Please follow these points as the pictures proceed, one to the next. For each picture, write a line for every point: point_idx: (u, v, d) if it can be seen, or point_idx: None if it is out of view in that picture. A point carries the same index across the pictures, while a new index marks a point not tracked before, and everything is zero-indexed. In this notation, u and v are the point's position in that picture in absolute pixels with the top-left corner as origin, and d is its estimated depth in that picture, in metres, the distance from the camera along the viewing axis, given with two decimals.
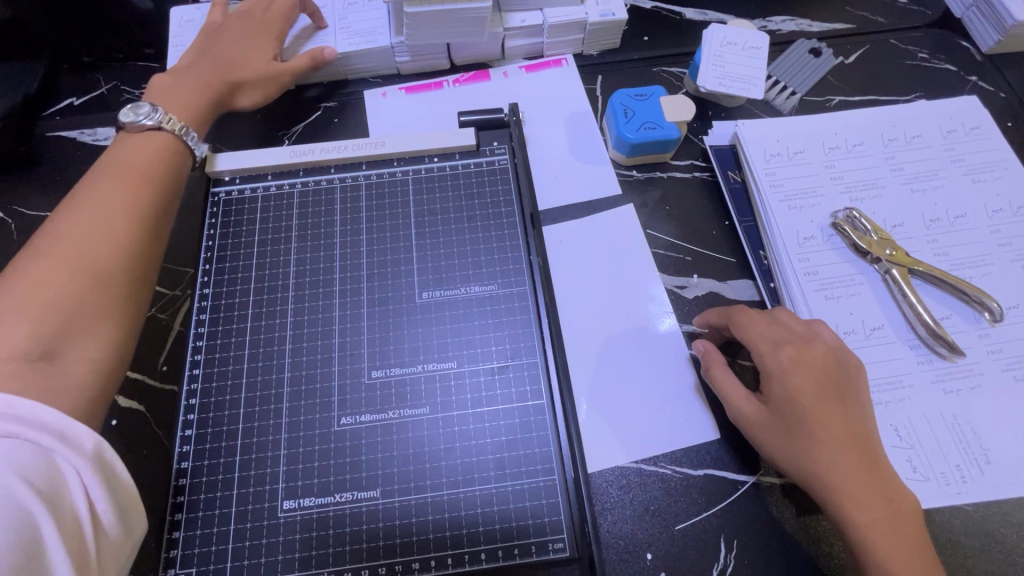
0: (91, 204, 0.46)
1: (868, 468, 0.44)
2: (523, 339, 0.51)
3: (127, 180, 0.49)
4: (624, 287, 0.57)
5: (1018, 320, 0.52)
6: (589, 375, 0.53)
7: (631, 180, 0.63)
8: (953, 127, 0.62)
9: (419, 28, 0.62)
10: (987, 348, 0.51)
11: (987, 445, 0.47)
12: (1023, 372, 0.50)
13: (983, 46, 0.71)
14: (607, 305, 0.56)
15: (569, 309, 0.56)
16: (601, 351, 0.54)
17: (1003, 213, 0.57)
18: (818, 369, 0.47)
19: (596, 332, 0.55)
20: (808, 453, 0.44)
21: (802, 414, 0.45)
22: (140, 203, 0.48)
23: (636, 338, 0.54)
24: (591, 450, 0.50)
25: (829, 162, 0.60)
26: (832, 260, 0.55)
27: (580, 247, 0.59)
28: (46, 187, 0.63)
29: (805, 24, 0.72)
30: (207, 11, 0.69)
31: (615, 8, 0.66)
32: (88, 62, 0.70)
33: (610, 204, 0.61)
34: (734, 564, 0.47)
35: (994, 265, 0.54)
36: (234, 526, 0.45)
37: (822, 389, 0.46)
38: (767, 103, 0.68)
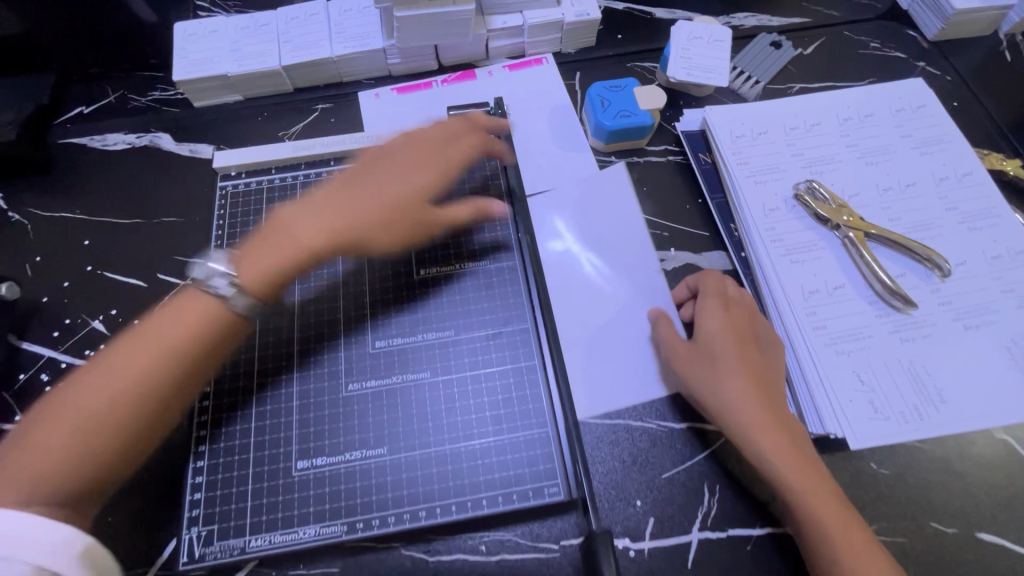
0: (149, 336, 0.45)
1: (773, 406, 0.49)
2: (514, 308, 0.55)
3: (177, 331, 0.45)
4: (606, 258, 0.61)
5: (966, 275, 0.57)
6: (577, 341, 0.57)
7: (609, 165, 0.68)
8: (902, 106, 0.67)
9: (408, 30, 0.67)
10: (938, 301, 0.56)
11: (941, 386, 0.52)
12: (972, 320, 0.55)
13: (928, 34, 0.77)
14: (593, 277, 0.60)
15: (558, 281, 0.60)
16: (588, 319, 0.58)
17: (949, 180, 0.62)
18: (742, 319, 0.53)
19: (582, 300, 0.59)
20: (720, 382, 0.50)
21: (720, 350, 0.52)
22: (195, 347, 0.45)
23: (621, 305, 0.58)
24: (583, 406, 0.54)
25: (790, 141, 0.65)
26: (796, 227, 0.60)
27: (567, 224, 0.63)
28: (61, 191, 0.67)
29: (766, 19, 0.78)
30: (207, 21, 0.72)
31: (590, 9, 0.72)
32: (95, 72, 0.75)
33: (591, 184, 0.65)
34: (718, 506, 0.51)
35: (941, 226, 0.59)
36: (251, 487, 0.48)
37: (746, 335, 0.52)
38: (732, 92, 0.73)
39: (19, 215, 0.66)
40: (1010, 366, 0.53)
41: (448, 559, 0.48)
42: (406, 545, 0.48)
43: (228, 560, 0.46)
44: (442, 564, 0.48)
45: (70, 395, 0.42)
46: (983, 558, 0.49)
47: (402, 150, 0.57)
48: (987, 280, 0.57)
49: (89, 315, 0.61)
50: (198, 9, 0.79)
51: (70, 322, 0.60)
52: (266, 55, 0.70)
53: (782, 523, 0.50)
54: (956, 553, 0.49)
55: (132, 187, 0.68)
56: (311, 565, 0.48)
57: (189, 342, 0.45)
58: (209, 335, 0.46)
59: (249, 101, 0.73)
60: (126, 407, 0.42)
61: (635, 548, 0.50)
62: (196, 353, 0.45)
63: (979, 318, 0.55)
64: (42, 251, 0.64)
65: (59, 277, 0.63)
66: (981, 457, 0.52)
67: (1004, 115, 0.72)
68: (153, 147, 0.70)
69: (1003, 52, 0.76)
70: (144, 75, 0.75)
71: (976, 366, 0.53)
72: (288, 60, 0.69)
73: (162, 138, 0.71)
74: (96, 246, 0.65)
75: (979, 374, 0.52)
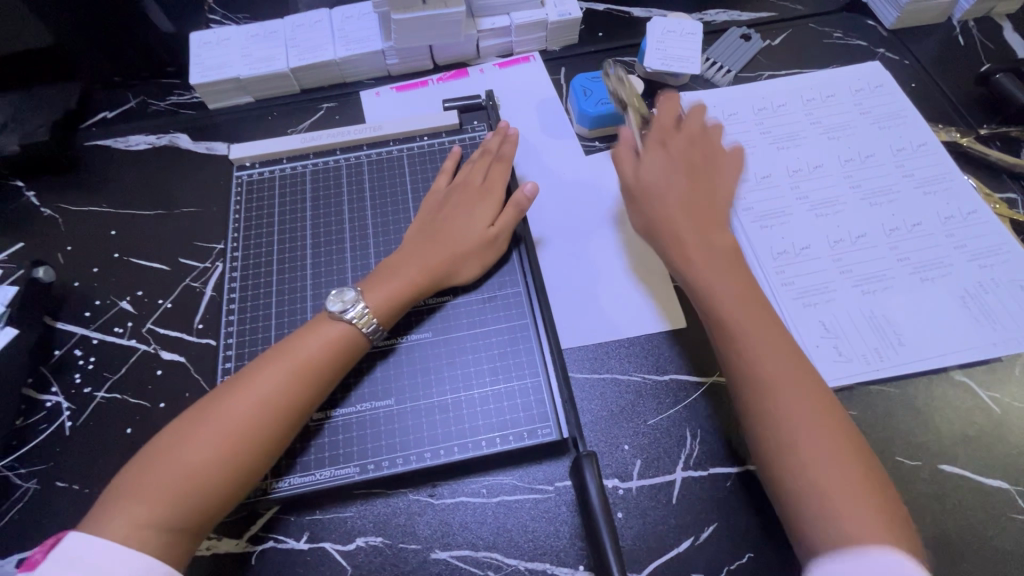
0: (251, 380, 0.50)
1: (732, 279, 0.55)
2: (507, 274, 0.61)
3: (282, 383, 0.50)
4: (590, 230, 0.67)
5: (922, 234, 0.62)
6: (566, 302, 0.63)
7: (593, 149, 0.74)
8: (861, 87, 0.73)
9: (405, 32, 0.73)
10: (896, 257, 0.61)
11: (900, 330, 0.57)
12: (929, 273, 0.60)
13: (887, 23, 0.83)
14: (579, 247, 0.66)
15: (547, 249, 0.66)
16: (576, 284, 0.64)
17: (906, 151, 0.68)
18: (677, 154, 0.64)
19: (568, 265, 0.65)
20: (662, 208, 0.60)
21: (669, 177, 0.62)
22: (291, 397, 0.50)
23: (603, 271, 0.64)
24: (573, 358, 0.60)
25: (759, 120, 0.71)
26: (766, 196, 0.65)
27: (553, 201, 0.69)
28: (89, 187, 0.73)
29: (736, 15, 0.85)
30: (220, 30, 0.79)
31: (571, 8, 0.78)
32: (117, 80, 0.81)
33: (575, 166, 0.72)
34: (699, 448, 0.55)
35: (899, 192, 0.65)
36: None
37: (685, 178, 0.62)
38: (706, 81, 0.79)
39: (50, 210, 0.71)
40: (961, 313, 0.58)
41: (450, 501, 0.53)
42: (413, 489, 0.53)
43: (252, 500, 0.52)
44: (446, 504, 0.53)
45: (193, 427, 0.48)
46: (948, 488, 0.52)
47: (462, 183, 0.64)
48: (941, 238, 0.62)
49: (117, 296, 0.66)
50: (210, 21, 0.85)
51: (100, 302, 0.66)
52: (275, 59, 0.76)
53: None
54: (922, 483, 0.53)
55: (153, 182, 0.74)
56: (327, 509, 0.53)
57: (294, 393, 0.50)
58: (304, 386, 0.50)
59: (260, 102, 0.79)
60: (238, 445, 0.47)
61: (624, 487, 0.54)
62: (296, 404, 0.50)
63: (935, 272, 0.60)
64: (72, 240, 0.69)
65: (89, 264, 0.68)
66: (939, 397, 0.56)
67: (959, 94, 0.77)
68: (172, 146, 0.76)
69: (957, 37, 0.82)
70: (163, 82, 0.82)
71: (929, 313, 0.58)
72: (296, 63, 0.76)
73: (180, 137, 0.77)
74: (122, 235, 0.70)
75: (934, 320, 0.57)
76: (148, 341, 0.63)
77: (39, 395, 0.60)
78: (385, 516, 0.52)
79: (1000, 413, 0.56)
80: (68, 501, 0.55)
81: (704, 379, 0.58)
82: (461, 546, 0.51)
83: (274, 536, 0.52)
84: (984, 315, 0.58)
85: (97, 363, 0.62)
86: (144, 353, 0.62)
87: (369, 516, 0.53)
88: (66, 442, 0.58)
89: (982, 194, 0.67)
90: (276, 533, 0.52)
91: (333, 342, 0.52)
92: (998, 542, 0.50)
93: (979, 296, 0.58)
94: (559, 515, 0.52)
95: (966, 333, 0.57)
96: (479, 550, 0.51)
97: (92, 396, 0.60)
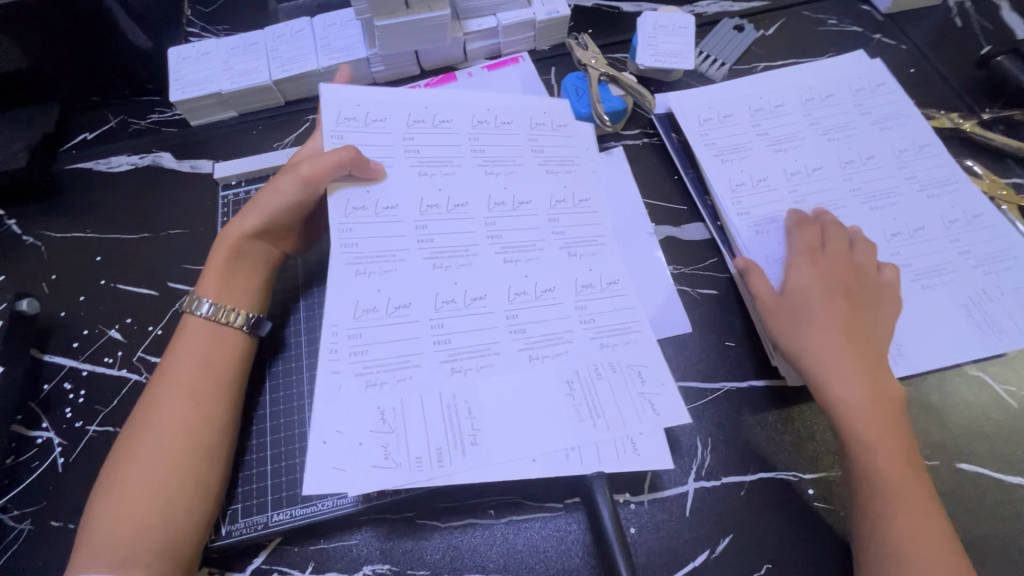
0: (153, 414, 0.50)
1: (874, 367, 0.51)
2: (329, 342, 0.47)
3: (190, 391, 0.50)
4: (483, 311, 0.51)
5: (925, 240, 0.61)
6: (372, 392, 0.45)
7: (561, 205, 0.58)
8: (862, 87, 0.70)
9: (389, 38, 0.71)
10: (891, 258, 0.60)
11: (900, 340, 0.55)
12: (928, 280, 0.58)
13: (882, 7, 0.82)
14: (375, 340, 0.48)
15: (406, 314, 0.49)
16: (349, 384, 0.46)
17: (909, 153, 0.66)
18: (834, 268, 0.56)
19: (434, 351, 0.48)
20: (807, 350, 0.52)
21: (810, 300, 0.54)
22: (205, 393, 0.51)
23: (406, 371, 0.47)
24: (311, 471, 0.42)
25: (756, 122, 0.68)
26: (763, 200, 0.63)
27: (493, 260, 0.53)
28: (70, 212, 0.71)
29: (727, 5, 0.83)
30: (199, 44, 0.76)
31: (559, 7, 0.76)
32: (96, 100, 0.79)
33: (528, 225, 0.56)
34: (711, 457, 0.54)
35: (900, 195, 0.63)
36: (272, 480, 0.53)
37: (833, 285, 0.55)
38: (700, 75, 0.77)
39: (31, 238, 0.69)
40: (962, 320, 0.56)
41: (458, 523, 0.52)
42: (419, 512, 0.52)
43: (254, 534, 0.50)
44: (454, 527, 0.51)
45: (122, 461, 0.48)
46: (967, 487, 0.52)
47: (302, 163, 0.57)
48: (943, 243, 0.61)
49: (106, 325, 0.64)
50: (190, 35, 0.83)
51: (88, 332, 0.64)
52: (257, 72, 0.74)
53: (772, 467, 0.53)
54: (941, 482, 0.52)
55: (136, 203, 0.72)
56: (332, 538, 0.51)
57: (206, 391, 0.51)
58: (214, 400, 0.51)
59: (243, 116, 0.77)
60: (173, 456, 0.48)
61: (636, 501, 0.52)
62: (211, 399, 0.51)
63: (936, 280, 0.58)
64: (57, 269, 0.68)
65: (75, 293, 0.66)
66: (946, 395, 0.56)
67: (958, 77, 0.76)
68: (155, 166, 0.74)
69: (954, 19, 0.81)
70: (143, 100, 0.80)
71: (933, 329, 0.56)
72: (279, 75, 0.73)
73: (163, 156, 0.75)
74: (107, 261, 0.68)
75: (935, 328, 0.56)
76: (140, 370, 0.61)
77: (29, 431, 0.58)
78: (392, 543, 0.51)
79: (1015, 406, 0.55)
80: (65, 542, 0.53)
81: (713, 385, 0.57)
82: (472, 569, 0.50)
83: (278, 568, 0.50)
84: (985, 322, 0.56)
85: (88, 396, 0.60)
86: (137, 383, 0.61)
87: (376, 542, 0.51)
88: (59, 479, 0.56)
89: (988, 180, 0.66)
90: (280, 565, 0.51)
91: (215, 336, 0.53)
92: (1014, 538, 0.50)
93: (984, 305, 0.57)
94: (572, 534, 0.51)
95: (963, 338, 0.55)
96: (490, 573, 0.50)
97: (84, 430, 0.58)
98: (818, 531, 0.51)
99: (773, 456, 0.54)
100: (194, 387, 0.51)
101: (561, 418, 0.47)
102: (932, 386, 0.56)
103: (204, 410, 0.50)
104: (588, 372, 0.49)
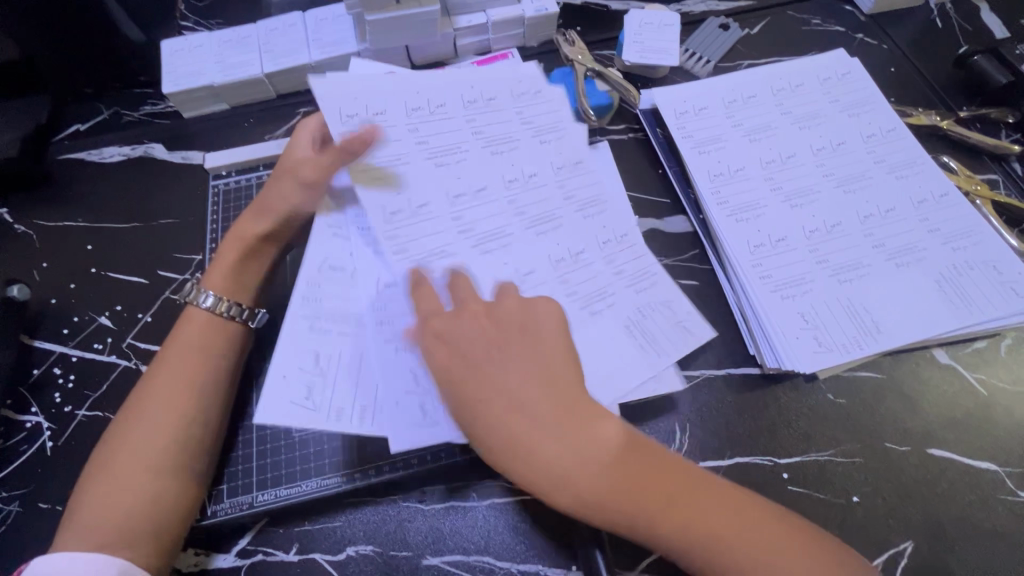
0: (148, 400, 0.50)
1: None
2: (307, 294, 0.54)
3: (181, 379, 0.51)
4: (493, 269, 0.55)
5: (895, 220, 0.62)
6: (407, 356, 0.51)
7: (561, 171, 0.61)
8: (829, 75, 0.72)
9: (379, 33, 0.72)
10: (873, 244, 0.61)
11: (876, 318, 0.57)
12: (903, 258, 0.60)
13: (865, 8, 0.83)
14: (397, 307, 0.53)
15: (418, 291, 0.54)
16: (377, 345, 0.52)
17: (877, 136, 0.68)
18: None
19: (451, 313, 0.53)
20: None
21: None
22: (195, 380, 0.52)
23: (428, 335, 0.52)
24: (274, 409, 0.48)
25: (731, 113, 0.69)
26: (742, 189, 0.65)
27: (497, 227, 0.57)
28: (62, 201, 0.72)
29: (713, 5, 0.84)
30: (192, 37, 0.77)
31: (548, 4, 0.78)
32: (89, 92, 0.79)
33: (494, 211, 0.58)
34: (687, 442, 0.55)
35: (872, 178, 0.65)
36: (258, 464, 0.54)
37: None
38: (686, 72, 0.78)
39: (22, 226, 0.70)
40: (936, 295, 0.58)
41: (440, 505, 0.53)
42: (401, 495, 0.53)
43: (238, 513, 0.51)
44: (436, 510, 0.52)
45: (113, 446, 0.49)
46: (936, 472, 0.53)
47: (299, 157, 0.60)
48: (914, 222, 0.62)
49: (96, 312, 0.65)
50: (183, 28, 0.84)
51: (78, 319, 0.64)
52: (249, 64, 0.75)
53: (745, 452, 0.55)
54: (912, 468, 0.53)
55: (126, 193, 0.72)
56: (315, 519, 0.52)
57: (197, 378, 0.52)
58: (205, 387, 0.52)
59: (235, 109, 0.78)
60: (162, 441, 0.49)
61: None
62: (201, 385, 0.52)
63: (909, 257, 0.60)
64: (48, 257, 0.68)
65: (66, 281, 0.67)
66: (919, 384, 0.57)
67: (937, 76, 0.77)
68: (146, 156, 0.75)
69: (934, 20, 0.82)
70: (136, 92, 0.80)
71: (909, 303, 0.57)
72: (270, 68, 0.74)
73: (155, 147, 0.75)
74: (98, 249, 0.69)
75: (910, 304, 0.57)
76: (129, 356, 0.62)
77: (19, 416, 0.59)
78: (374, 525, 0.52)
79: (986, 395, 0.57)
80: (52, 524, 0.54)
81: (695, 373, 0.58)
82: (453, 551, 0.51)
83: (263, 549, 0.51)
84: (959, 296, 0.58)
85: (77, 382, 0.61)
86: (125, 368, 0.61)
87: (359, 524, 0.52)
88: (47, 463, 0.57)
89: (963, 176, 0.67)
90: (265, 546, 0.51)
91: (208, 325, 0.54)
92: (982, 522, 0.51)
93: (957, 278, 0.59)
94: (551, 516, 0.52)
95: (939, 312, 0.57)
96: (471, 553, 0.51)
97: (73, 415, 0.59)
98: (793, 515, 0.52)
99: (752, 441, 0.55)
100: (186, 376, 0.51)
101: (592, 371, 0.52)
102: (905, 374, 0.58)
103: (194, 397, 0.51)
104: (604, 333, 0.54)
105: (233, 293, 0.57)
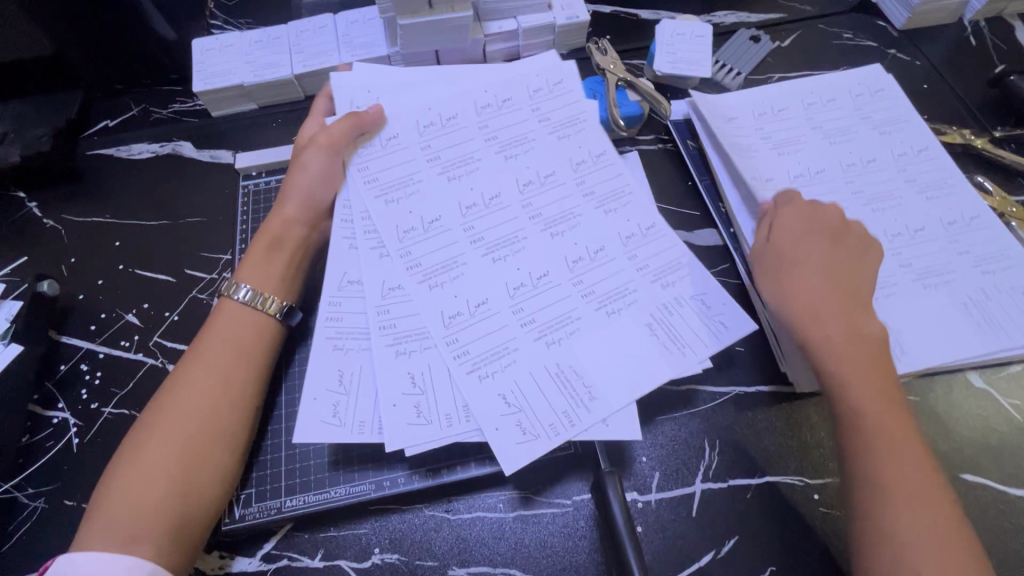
0: (180, 395, 0.50)
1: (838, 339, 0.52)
2: (327, 311, 0.54)
3: (218, 375, 0.51)
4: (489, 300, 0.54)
5: (925, 240, 0.62)
6: (402, 361, 0.52)
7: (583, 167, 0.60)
8: (861, 92, 0.71)
9: (412, 37, 0.72)
10: (899, 265, 0.60)
11: (903, 339, 0.56)
12: (930, 279, 0.59)
13: (897, 24, 0.83)
14: (401, 315, 0.53)
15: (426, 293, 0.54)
16: (382, 354, 0.52)
17: (907, 156, 0.67)
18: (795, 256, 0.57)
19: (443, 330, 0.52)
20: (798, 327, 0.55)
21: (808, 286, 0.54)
22: (232, 376, 0.52)
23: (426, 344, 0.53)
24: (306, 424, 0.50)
25: (759, 125, 0.69)
26: None
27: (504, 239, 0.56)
28: (91, 196, 0.72)
29: (744, 16, 0.84)
30: (222, 36, 0.77)
31: (579, 12, 0.77)
32: (118, 88, 0.79)
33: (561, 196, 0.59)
34: (718, 460, 0.55)
35: (900, 198, 0.64)
36: (286, 469, 0.53)
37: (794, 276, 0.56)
38: (716, 83, 0.78)
39: (51, 221, 0.70)
40: (964, 318, 0.57)
41: (467, 516, 0.52)
42: (428, 504, 0.53)
43: (266, 518, 0.51)
44: (463, 519, 0.52)
45: (145, 437, 0.49)
46: (970, 496, 0.53)
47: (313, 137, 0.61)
48: (945, 244, 0.61)
49: (124, 309, 0.65)
50: (213, 27, 0.84)
51: (105, 315, 0.65)
52: (279, 65, 0.75)
53: (779, 471, 0.54)
54: None
55: (155, 189, 0.73)
56: (342, 525, 0.52)
57: (233, 374, 0.52)
58: (240, 384, 0.52)
59: (264, 109, 0.78)
60: (195, 436, 0.48)
61: (643, 501, 0.53)
62: (237, 382, 0.52)
63: (937, 278, 0.59)
64: (76, 252, 0.68)
65: (95, 276, 0.67)
66: (951, 407, 0.57)
67: (971, 96, 0.77)
68: (175, 154, 0.75)
69: (968, 37, 0.82)
70: (165, 90, 0.81)
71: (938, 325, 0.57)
72: (300, 69, 0.74)
73: (183, 145, 0.76)
74: (126, 246, 0.69)
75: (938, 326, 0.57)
76: (155, 354, 0.62)
77: (46, 411, 0.59)
78: (401, 533, 0.52)
79: (1021, 419, 0.56)
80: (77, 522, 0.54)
81: (727, 390, 0.58)
82: (480, 562, 0.50)
83: (289, 554, 0.51)
84: (987, 322, 0.57)
85: (103, 378, 0.61)
86: (152, 367, 0.61)
87: (386, 531, 0.52)
88: (73, 460, 0.57)
89: (998, 197, 0.66)
90: (290, 551, 0.51)
91: (244, 319, 0.54)
92: (1016, 548, 0.51)
93: (984, 303, 0.58)
94: (579, 530, 0.52)
95: (965, 337, 0.56)
96: (499, 565, 0.50)
97: (100, 411, 0.59)
98: (822, 537, 0.51)
99: (783, 460, 0.55)
100: (222, 371, 0.51)
101: (565, 388, 0.50)
102: (936, 396, 0.57)
103: (228, 393, 0.51)
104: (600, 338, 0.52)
105: (266, 283, 0.57)
